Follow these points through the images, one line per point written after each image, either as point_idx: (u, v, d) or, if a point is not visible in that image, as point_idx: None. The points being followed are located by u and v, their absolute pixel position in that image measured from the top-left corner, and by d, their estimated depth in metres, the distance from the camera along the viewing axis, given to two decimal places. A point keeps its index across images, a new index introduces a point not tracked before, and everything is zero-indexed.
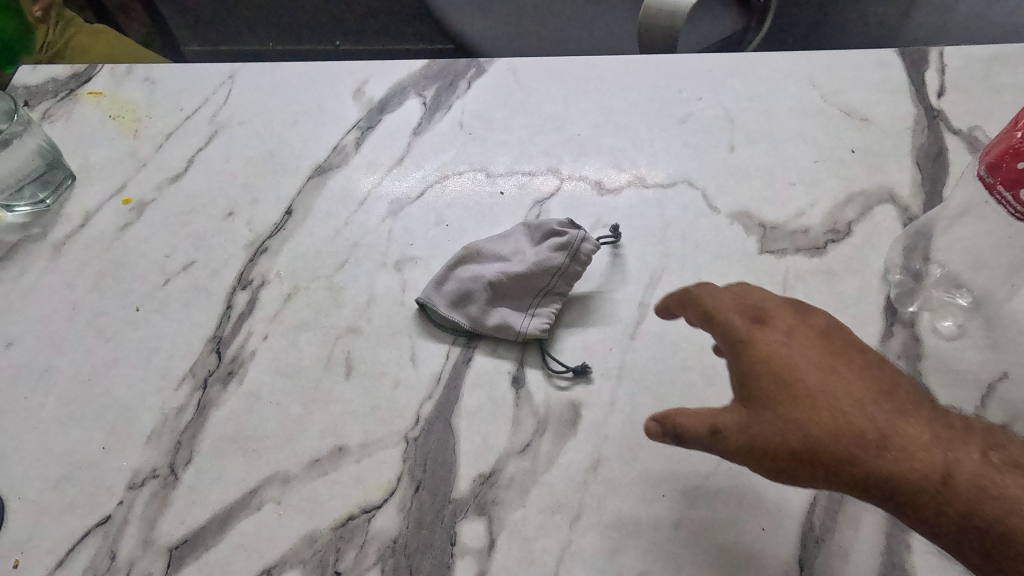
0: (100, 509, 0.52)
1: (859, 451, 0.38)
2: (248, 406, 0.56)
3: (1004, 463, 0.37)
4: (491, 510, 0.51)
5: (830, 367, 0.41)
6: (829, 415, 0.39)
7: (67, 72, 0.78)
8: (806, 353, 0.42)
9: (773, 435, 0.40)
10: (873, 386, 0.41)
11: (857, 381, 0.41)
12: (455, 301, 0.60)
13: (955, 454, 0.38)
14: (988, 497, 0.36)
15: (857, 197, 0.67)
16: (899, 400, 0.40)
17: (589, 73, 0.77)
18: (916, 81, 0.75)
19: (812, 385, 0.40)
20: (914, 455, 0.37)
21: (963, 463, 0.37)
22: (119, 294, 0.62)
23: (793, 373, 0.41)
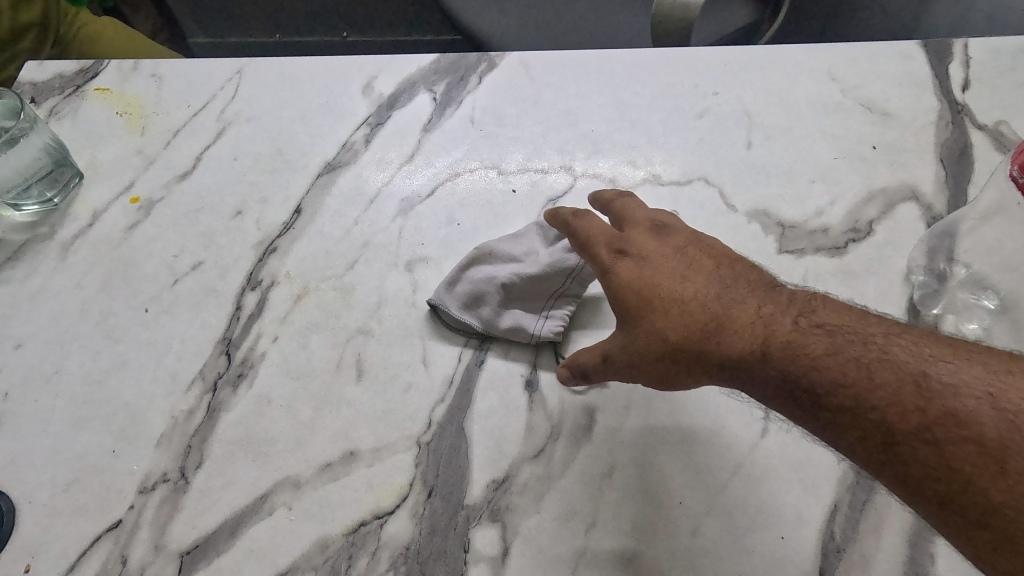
0: (111, 514, 0.52)
1: (703, 342, 0.44)
2: (259, 409, 0.55)
3: (834, 329, 0.41)
4: (504, 517, 0.51)
5: (680, 275, 0.48)
6: (675, 314, 0.46)
7: (73, 68, 0.76)
8: (654, 268, 0.49)
9: (636, 344, 0.47)
10: (716, 287, 0.47)
11: (701, 284, 0.47)
12: (467, 303, 0.58)
13: (788, 328, 0.42)
14: (817, 360, 0.40)
15: (879, 194, 0.66)
16: (741, 292, 0.46)
17: (602, 66, 0.75)
18: (939, 74, 0.73)
19: (660, 293, 0.47)
20: (750, 336, 0.43)
21: (795, 334, 0.42)
22: (128, 295, 0.62)
23: (643, 287, 0.48)
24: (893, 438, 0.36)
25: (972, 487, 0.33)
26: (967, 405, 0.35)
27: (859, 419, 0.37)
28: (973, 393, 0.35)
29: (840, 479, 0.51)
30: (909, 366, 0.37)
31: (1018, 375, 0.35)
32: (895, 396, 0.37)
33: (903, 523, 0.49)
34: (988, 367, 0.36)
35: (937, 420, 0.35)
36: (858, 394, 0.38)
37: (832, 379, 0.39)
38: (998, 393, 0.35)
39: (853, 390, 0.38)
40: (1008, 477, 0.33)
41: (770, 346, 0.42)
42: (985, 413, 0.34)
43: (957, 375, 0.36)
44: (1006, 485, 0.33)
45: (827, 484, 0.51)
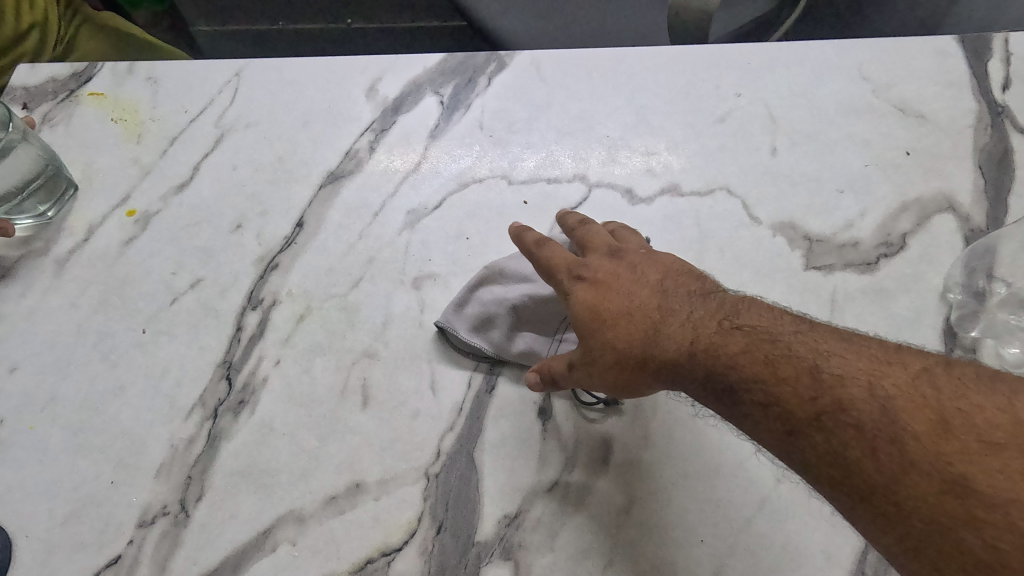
0: (110, 549, 0.50)
1: (638, 346, 0.45)
2: (261, 438, 0.53)
3: (750, 329, 0.42)
4: (517, 555, 0.49)
5: (621, 285, 0.48)
6: (616, 322, 0.46)
7: (66, 71, 0.73)
8: (597, 280, 0.49)
9: (585, 353, 0.47)
10: (650, 294, 0.47)
11: (640, 292, 0.48)
12: (476, 325, 0.56)
13: (713, 331, 0.43)
14: (733, 361, 0.41)
15: (913, 205, 0.62)
16: (672, 298, 0.47)
17: (617, 66, 0.71)
18: (978, 72, 0.68)
19: (600, 303, 0.48)
20: (679, 339, 0.44)
21: (713, 335, 0.42)
22: (125, 315, 0.59)
23: (584, 298, 0.48)
24: (795, 431, 0.37)
25: (855, 473, 0.34)
26: (856, 397, 0.36)
27: (767, 414, 0.38)
28: (861, 385, 0.36)
29: None
30: (807, 362, 0.38)
31: (899, 368, 0.37)
32: (797, 392, 0.37)
33: None
34: (876, 360, 0.37)
35: (827, 412, 0.36)
36: (766, 392, 0.39)
37: (746, 379, 0.40)
38: (879, 383, 0.36)
39: (762, 388, 0.39)
40: (879, 457, 0.34)
41: (697, 348, 0.43)
42: (870, 404, 0.35)
43: (848, 368, 0.37)
44: (886, 470, 0.33)
45: None
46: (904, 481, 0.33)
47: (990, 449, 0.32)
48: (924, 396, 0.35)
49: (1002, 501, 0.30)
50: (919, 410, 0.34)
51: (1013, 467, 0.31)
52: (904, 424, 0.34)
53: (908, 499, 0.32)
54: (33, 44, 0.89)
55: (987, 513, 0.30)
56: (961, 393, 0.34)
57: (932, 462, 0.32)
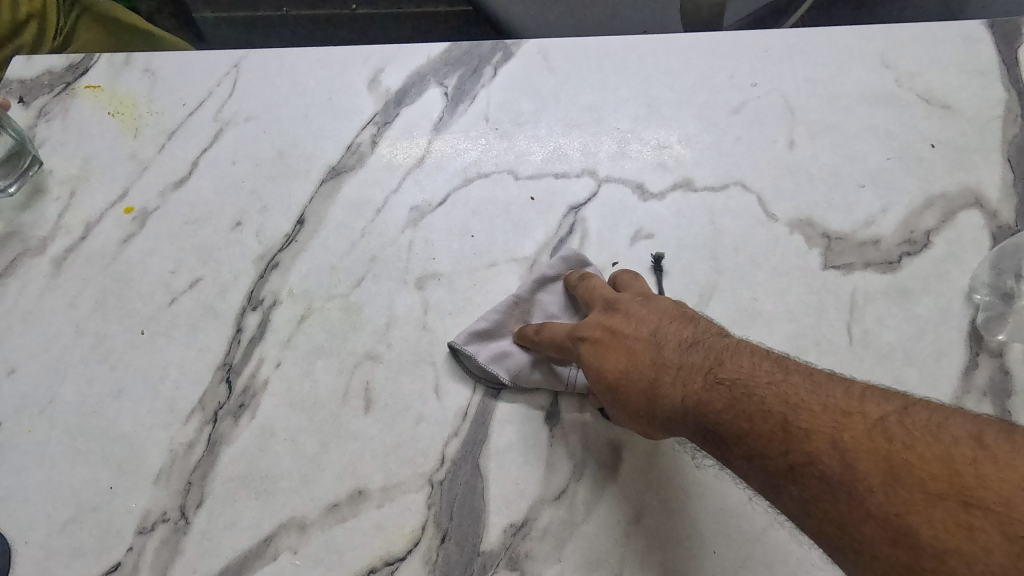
0: (110, 556, 0.49)
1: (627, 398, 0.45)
2: (261, 443, 0.52)
3: (723, 376, 0.41)
4: (523, 566, 0.47)
5: (611, 332, 0.48)
6: (608, 373, 0.46)
7: (63, 63, 0.71)
8: (590, 328, 0.49)
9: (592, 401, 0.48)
10: (636, 338, 0.46)
11: (627, 338, 0.47)
12: (484, 335, 0.54)
13: (694, 378, 0.42)
14: (708, 413, 0.40)
15: (938, 200, 0.59)
16: (656, 342, 0.46)
17: (628, 55, 0.68)
18: (1007, 59, 0.65)
19: (592, 353, 0.47)
20: (661, 392, 0.43)
21: (690, 386, 0.42)
22: (123, 315, 0.58)
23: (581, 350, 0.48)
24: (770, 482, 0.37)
25: (824, 523, 0.34)
26: (819, 450, 0.35)
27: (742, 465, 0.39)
28: (823, 437, 0.35)
29: None
30: (777, 413, 0.37)
31: (859, 416, 0.35)
32: (767, 446, 0.37)
33: None
34: (838, 408, 0.36)
35: (795, 465, 0.36)
36: (742, 444, 0.39)
37: (721, 431, 0.40)
38: (840, 434, 0.35)
39: (738, 441, 0.39)
40: (839, 509, 0.34)
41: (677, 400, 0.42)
42: (831, 458, 0.35)
43: (812, 419, 0.36)
44: (848, 525, 0.33)
45: None
46: (861, 533, 0.33)
47: (935, 502, 0.31)
48: (881, 446, 0.34)
49: (945, 553, 0.30)
50: (874, 462, 0.33)
51: (960, 524, 0.30)
52: (860, 476, 0.33)
53: (872, 557, 0.33)
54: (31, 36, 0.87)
55: (936, 572, 0.30)
56: (916, 443, 0.33)
57: (885, 515, 0.32)
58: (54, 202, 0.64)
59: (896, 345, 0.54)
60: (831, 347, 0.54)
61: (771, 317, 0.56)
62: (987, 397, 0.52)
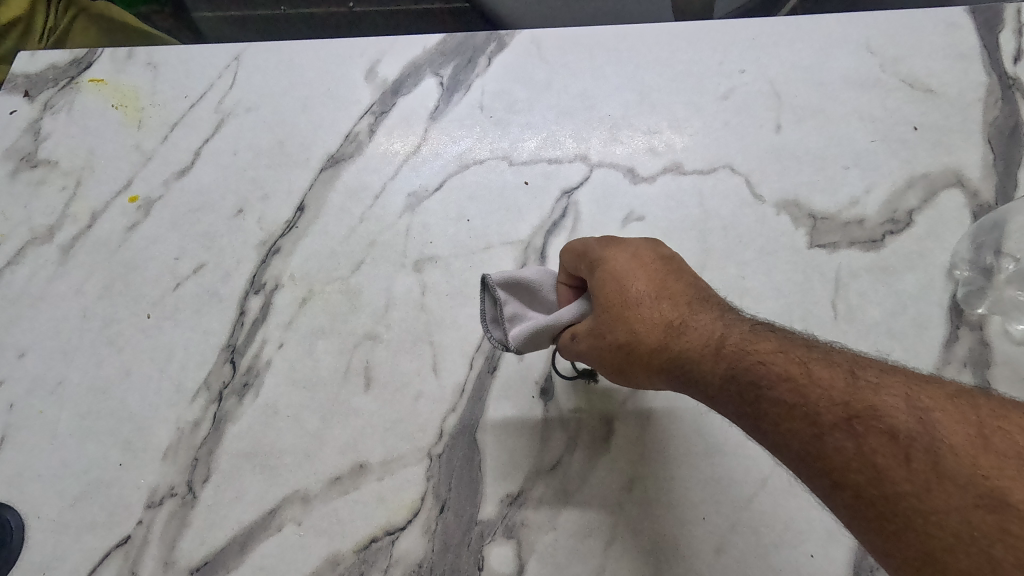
0: (120, 529, 0.51)
1: (644, 343, 0.42)
2: (265, 420, 0.54)
3: (780, 336, 0.38)
4: (519, 534, 0.49)
5: (639, 270, 0.44)
6: (629, 316, 0.43)
7: (67, 58, 0.73)
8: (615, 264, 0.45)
9: (595, 342, 0.45)
10: (666, 288, 0.44)
11: (655, 283, 0.44)
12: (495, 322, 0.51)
13: (727, 332, 0.40)
14: (737, 364, 0.38)
15: (919, 180, 0.61)
16: (684, 297, 0.43)
17: (618, 44, 0.70)
18: (989, 45, 0.66)
19: (614, 289, 0.44)
20: (687, 340, 0.41)
21: (745, 335, 0.39)
22: (129, 300, 0.60)
23: (602, 284, 0.45)
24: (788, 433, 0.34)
25: (882, 478, 0.31)
26: (891, 405, 0.32)
27: (761, 417, 0.36)
28: (897, 394, 0.33)
29: None
30: (844, 368, 0.35)
31: (937, 387, 0.33)
32: (800, 396, 0.35)
33: None
34: (910, 377, 0.34)
35: (859, 415, 0.33)
36: (768, 395, 0.36)
37: (746, 380, 0.37)
38: (916, 396, 0.33)
39: (765, 391, 0.36)
40: (911, 463, 0.31)
41: (705, 350, 0.40)
42: (904, 413, 0.32)
43: (885, 380, 0.34)
44: (881, 484, 0.31)
45: None
46: (933, 491, 0.30)
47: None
48: (964, 412, 0.32)
49: None
50: (960, 426, 0.31)
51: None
52: (940, 434, 0.31)
53: (941, 517, 0.29)
54: (13, 38, 0.89)
55: None
56: (1006, 414, 0.31)
57: (966, 474, 0.29)
58: (61, 193, 0.66)
59: (879, 319, 0.56)
60: (816, 322, 0.56)
61: (758, 295, 0.57)
62: (967, 368, 0.53)
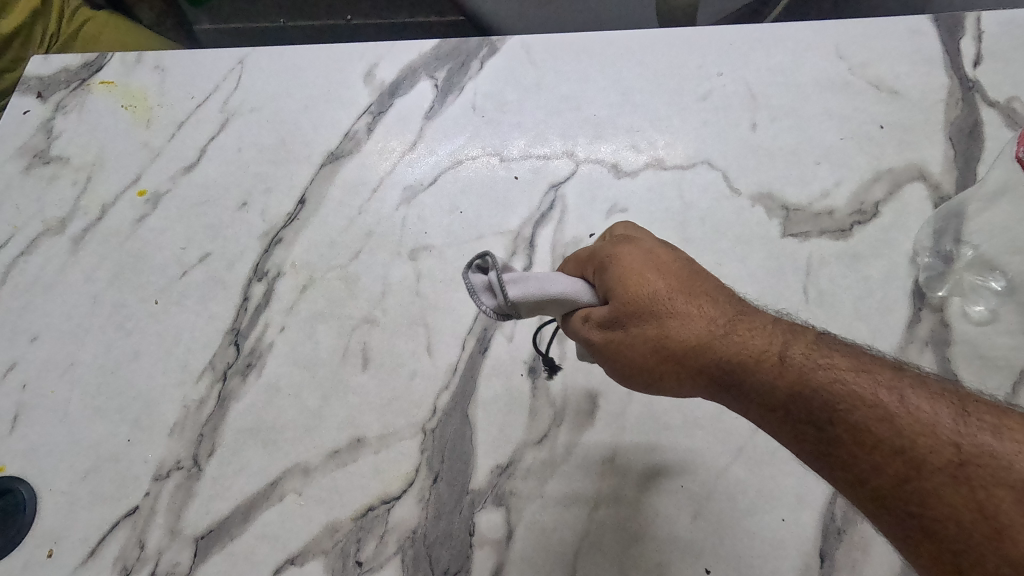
0: (128, 500, 0.53)
1: (687, 347, 0.39)
2: (267, 398, 0.57)
3: (859, 357, 0.36)
4: (508, 502, 0.52)
5: (677, 277, 0.42)
6: (670, 315, 0.40)
7: (78, 61, 0.76)
8: (650, 262, 0.42)
9: (622, 334, 0.41)
10: (708, 294, 0.42)
11: (697, 287, 0.42)
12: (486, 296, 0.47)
13: (790, 342, 0.38)
14: (802, 378, 0.36)
15: (885, 175, 0.65)
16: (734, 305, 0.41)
17: (603, 49, 0.74)
18: (951, 50, 0.70)
19: (654, 284, 0.41)
20: (739, 347, 0.38)
21: (818, 351, 0.37)
22: (138, 287, 0.63)
23: (638, 277, 0.41)
24: (861, 461, 0.33)
25: (1002, 533, 0.29)
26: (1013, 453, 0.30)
27: (828, 436, 0.34)
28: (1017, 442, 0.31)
29: None
30: (946, 405, 0.33)
31: None
32: (878, 423, 0.33)
33: None
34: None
35: (972, 459, 0.31)
36: (838, 416, 0.34)
37: (813, 397, 0.35)
38: None
39: (836, 409, 0.34)
40: None
41: (762, 358, 0.37)
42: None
43: (1001, 424, 0.32)
44: (1001, 540, 0.29)
45: None
46: None
47: None
48: None
49: None
50: None
51: None
52: None
53: None
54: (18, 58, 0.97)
55: None
56: None
57: None
58: (72, 187, 0.69)
59: (847, 302, 0.59)
60: (789, 306, 0.59)
61: (733, 281, 0.61)
62: (928, 347, 0.57)
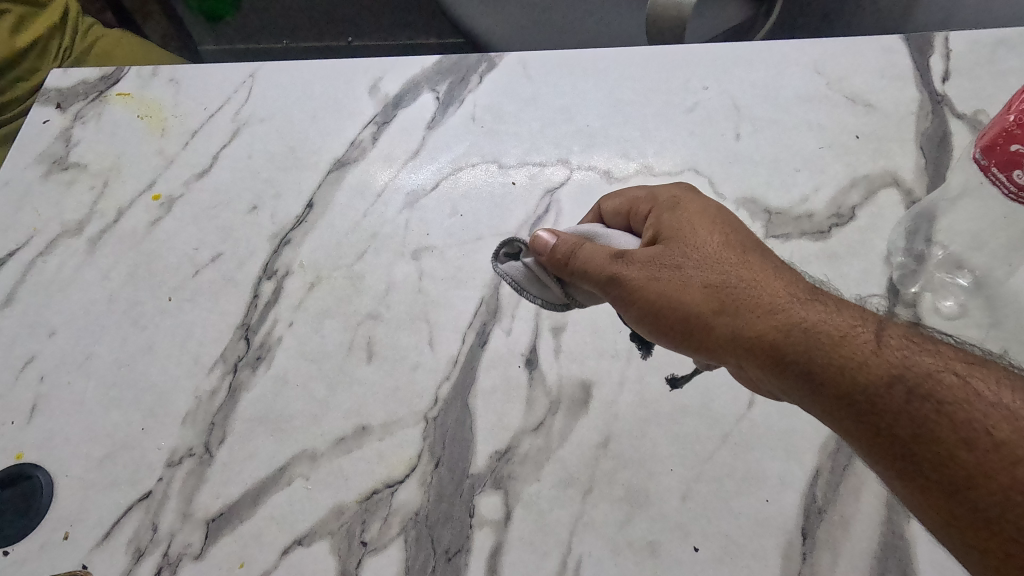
0: (142, 485, 0.56)
1: (764, 319, 0.43)
2: (276, 389, 0.59)
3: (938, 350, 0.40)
4: (507, 485, 0.54)
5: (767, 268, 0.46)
6: (752, 297, 0.44)
7: (96, 74, 0.80)
8: (732, 238, 0.48)
9: (677, 285, 0.46)
10: (798, 279, 0.46)
11: (787, 274, 0.46)
12: (535, 280, 0.53)
13: (876, 328, 0.42)
14: (896, 368, 0.39)
15: (861, 181, 0.69)
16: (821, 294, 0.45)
17: (596, 65, 0.78)
18: (921, 67, 0.75)
19: (734, 261, 0.46)
20: (818, 322, 0.42)
21: (899, 340, 0.41)
22: (152, 285, 0.66)
23: (716, 251, 0.47)
24: (958, 456, 0.36)
25: None
26: None
27: (920, 428, 0.37)
28: None
29: (822, 446, 0.54)
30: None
31: None
32: (978, 419, 0.36)
33: (880, 487, 0.53)
34: None
35: None
36: (933, 408, 0.37)
37: (905, 385, 0.38)
38: None
39: (930, 399, 0.38)
40: None
41: (844, 335, 0.41)
42: None
43: None
44: None
45: (808, 451, 0.54)
46: None
47: None
48: None
49: None
50: None
51: None
52: None
53: None
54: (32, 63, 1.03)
55: None
56: None
57: None
58: (89, 192, 0.72)
59: None
60: None
61: None
62: None
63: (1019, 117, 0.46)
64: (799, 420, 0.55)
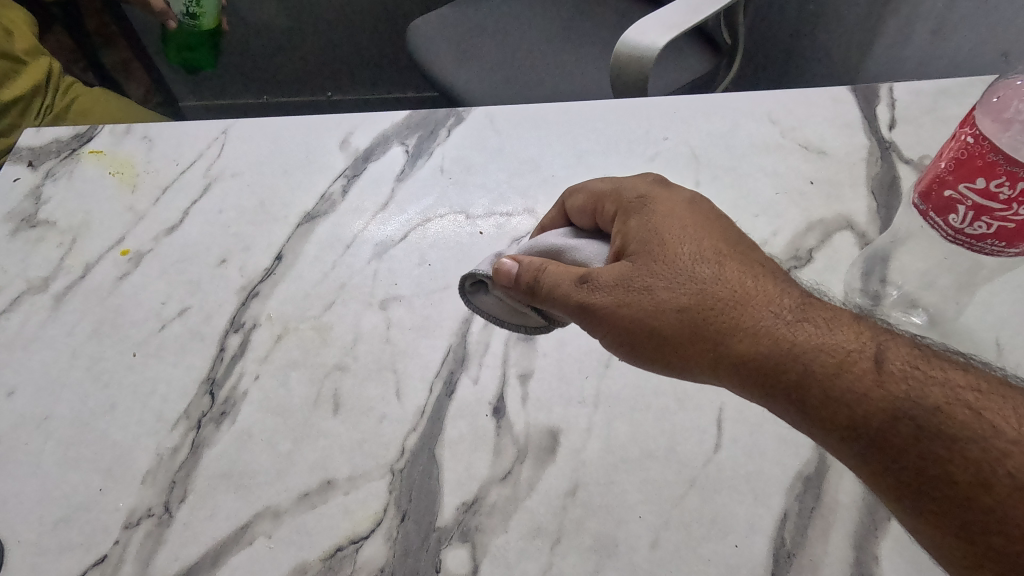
0: (98, 548, 0.54)
1: (744, 343, 0.45)
2: (240, 444, 0.59)
3: (928, 371, 0.41)
4: (473, 538, 0.54)
5: (755, 287, 0.47)
6: (731, 319, 0.45)
7: (69, 133, 0.81)
8: (707, 254, 0.49)
9: (647, 309, 0.47)
10: (786, 298, 0.46)
11: (774, 293, 0.47)
12: (513, 312, 0.58)
13: (863, 351, 0.43)
14: (898, 400, 0.40)
15: (816, 225, 0.71)
16: (808, 311, 0.45)
17: (560, 119, 0.81)
18: (868, 116, 0.79)
19: (712, 281, 0.47)
20: (800, 345, 0.43)
21: (885, 362, 0.42)
22: (116, 341, 0.65)
23: (692, 271, 0.48)
24: (977, 498, 0.36)
25: None
26: None
27: (928, 467, 0.38)
28: None
29: (788, 488, 0.54)
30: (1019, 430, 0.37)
31: None
32: (998, 459, 0.37)
33: (847, 528, 0.53)
34: None
35: None
36: (944, 446, 0.38)
37: (887, 411, 0.40)
38: None
39: (940, 436, 0.38)
40: None
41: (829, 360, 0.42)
42: None
43: None
44: None
45: (776, 494, 0.54)
46: None
47: None
48: None
49: None
50: None
51: None
52: None
53: None
54: (13, 116, 1.05)
55: None
56: None
57: None
58: (57, 248, 0.72)
59: None
60: None
61: None
62: None
63: (948, 165, 0.49)
64: (765, 461, 0.56)
